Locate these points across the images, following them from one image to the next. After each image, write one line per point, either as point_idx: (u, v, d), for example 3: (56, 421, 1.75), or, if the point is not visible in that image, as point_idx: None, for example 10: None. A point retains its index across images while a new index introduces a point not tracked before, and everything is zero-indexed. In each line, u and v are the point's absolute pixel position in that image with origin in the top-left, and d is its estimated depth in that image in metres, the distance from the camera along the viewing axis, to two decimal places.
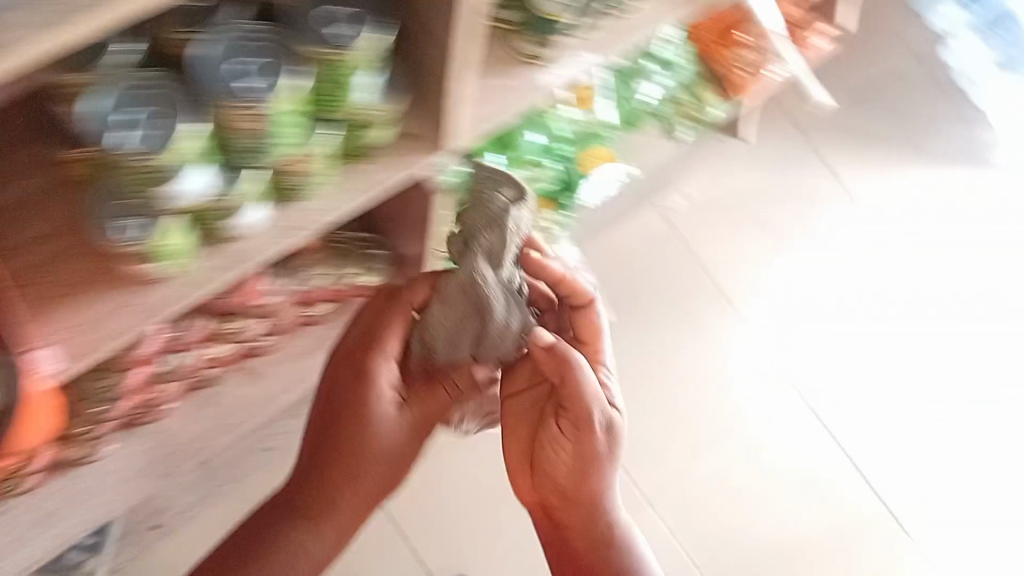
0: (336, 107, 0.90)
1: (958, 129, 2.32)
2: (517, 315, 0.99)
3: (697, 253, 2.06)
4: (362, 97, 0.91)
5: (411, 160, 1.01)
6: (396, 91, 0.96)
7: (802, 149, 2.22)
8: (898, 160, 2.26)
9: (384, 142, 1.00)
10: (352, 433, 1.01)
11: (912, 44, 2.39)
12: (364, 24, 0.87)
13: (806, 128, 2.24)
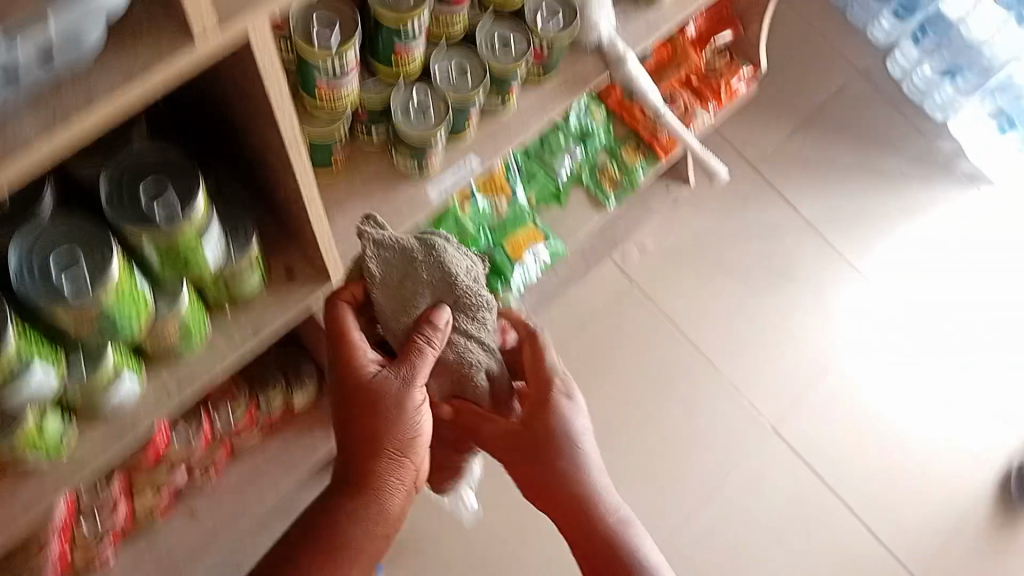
0: (184, 268, 0.74)
1: (916, 142, 2.11)
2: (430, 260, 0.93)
3: (665, 312, 1.87)
4: (206, 258, 0.78)
5: (293, 294, 0.93)
6: (248, 230, 0.84)
7: (755, 186, 2.02)
8: (860, 180, 2.07)
9: (252, 285, 0.89)
10: (376, 392, 0.85)
11: (854, 60, 2.16)
12: (174, 183, 0.70)
13: (757, 160, 2.04)
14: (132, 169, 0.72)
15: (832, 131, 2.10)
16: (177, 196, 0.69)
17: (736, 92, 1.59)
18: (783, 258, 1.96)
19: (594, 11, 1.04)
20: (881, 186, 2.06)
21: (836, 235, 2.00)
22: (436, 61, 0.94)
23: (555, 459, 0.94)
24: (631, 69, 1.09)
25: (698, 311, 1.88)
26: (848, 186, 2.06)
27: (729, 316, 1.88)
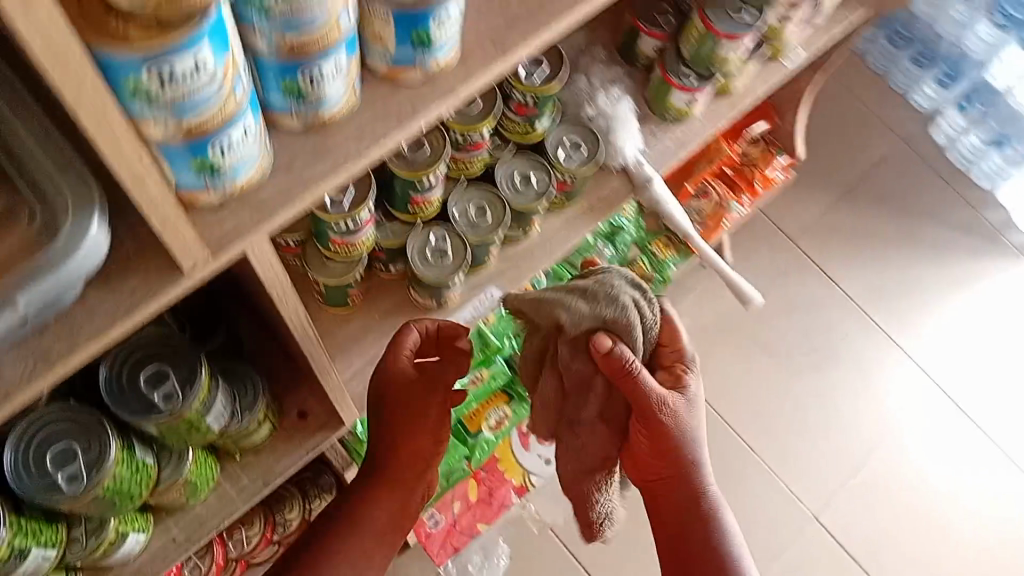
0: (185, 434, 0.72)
1: (963, 212, 1.89)
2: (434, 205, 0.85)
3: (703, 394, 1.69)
4: (212, 427, 0.75)
5: (306, 439, 0.90)
6: (255, 387, 0.81)
7: (793, 262, 1.81)
8: (897, 260, 1.84)
9: (262, 435, 0.86)
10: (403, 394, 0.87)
11: (898, 126, 1.93)
12: (177, 373, 0.68)
13: (796, 234, 1.83)
14: (136, 345, 0.68)
15: (879, 202, 1.88)
16: (177, 392, 0.67)
17: (772, 181, 1.55)
18: (824, 341, 1.77)
19: (618, 135, 1.01)
20: (925, 262, 1.85)
21: (884, 315, 1.80)
22: (453, 202, 0.91)
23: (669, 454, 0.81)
24: (659, 191, 1.06)
25: (734, 396, 1.71)
26: (895, 262, 1.84)
27: (772, 404, 1.71)
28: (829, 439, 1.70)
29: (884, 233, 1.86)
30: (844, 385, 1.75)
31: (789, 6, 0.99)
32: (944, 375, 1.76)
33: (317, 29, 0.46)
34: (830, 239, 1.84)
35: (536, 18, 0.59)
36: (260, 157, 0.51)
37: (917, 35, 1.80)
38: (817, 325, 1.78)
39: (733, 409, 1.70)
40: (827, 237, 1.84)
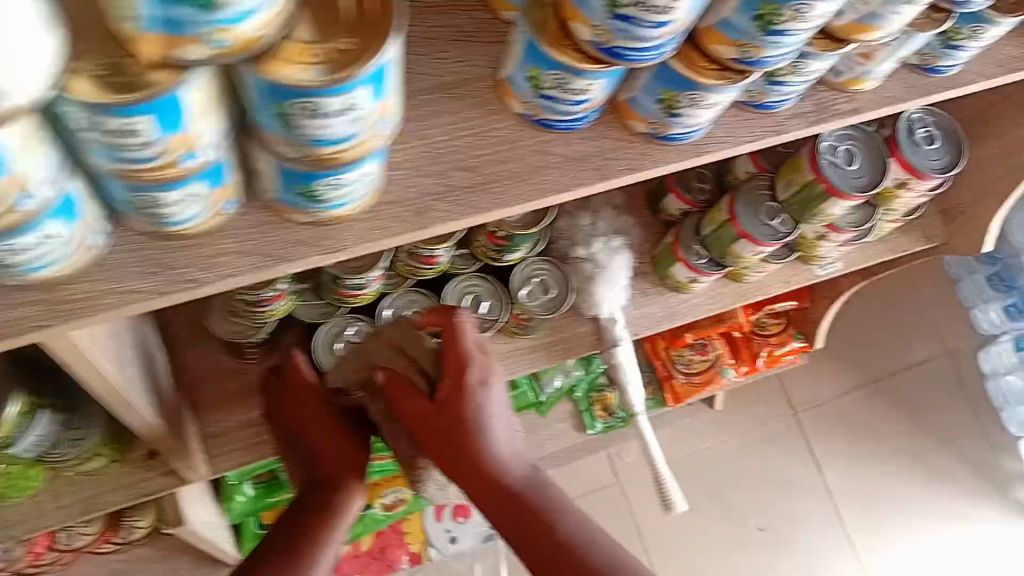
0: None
1: (978, 448, 1.64)
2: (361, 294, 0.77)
3: (639, 527, 1.49)
4: (21, 454, 0.68)
5: (148, 481, 0.82)
6: (94, 419, 0.72)
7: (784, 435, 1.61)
8: (889, 471, 1.61)
9: (95, 464, 0.78)
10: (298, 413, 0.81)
11: (948, 335, 1.70)
12: None
13: (799, 405, 1.62)
14: None
15: (900, 407, 1.65)
16: None
17: (779, 360, 1.43)
18: (783, 522, 1.55)
19: (597, 288, 0.91)
20: (916, 483, 1.61)
21: (858, 524, 1.56)
22: (390, 300, 0.84)
23: (454, 447, 0.69)
24: (622, 357, 0.96)
25: (672, 545, 1.50)
26: (889, 476, 1.61)
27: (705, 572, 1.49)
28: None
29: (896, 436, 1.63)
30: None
31: (826, 225, 0.90)
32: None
33: (147, 164, 0.38)
34: (837, 420, 1.63)
35: (473, 197, 0.52)
36: (76, 256, 0.44)
37: (999, 258, 1.52)
38: (785, 502, 1.56)
39: (669, 559, 1.49)
40: (834, 415, 1.63)
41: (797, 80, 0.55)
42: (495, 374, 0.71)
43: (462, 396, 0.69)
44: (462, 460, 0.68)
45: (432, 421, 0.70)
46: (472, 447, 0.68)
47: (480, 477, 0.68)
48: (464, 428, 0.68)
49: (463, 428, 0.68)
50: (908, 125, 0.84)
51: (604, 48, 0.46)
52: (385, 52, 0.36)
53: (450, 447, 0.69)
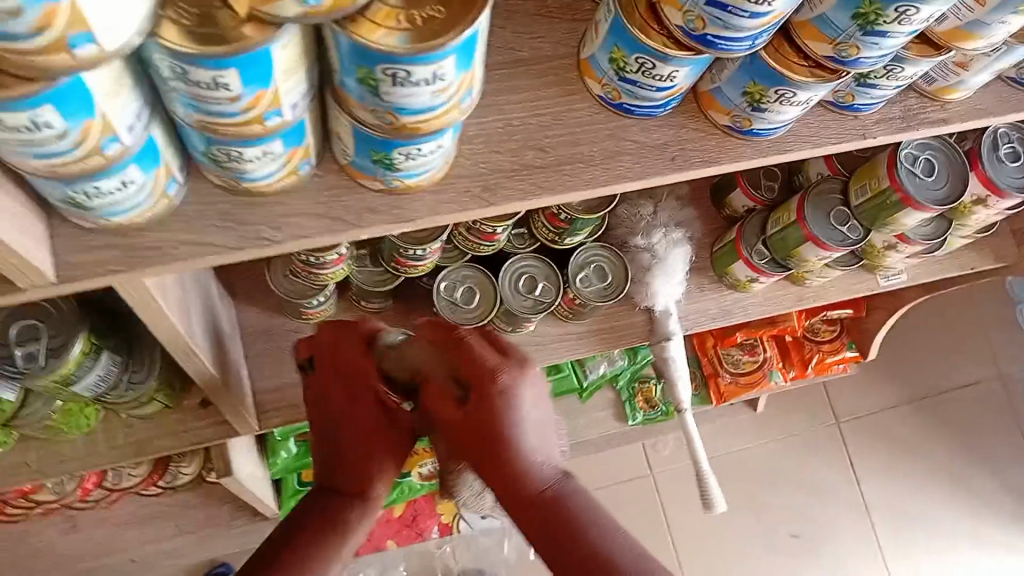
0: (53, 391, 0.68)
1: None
2: (425, 260, 0.77)
3: (670, 521, 1.48)
4: (82, 393, 0.70)
5: (195, 430, 0.83)
6: (153, 365, 0.74)
7: (827, 444, 1.57)
8: (932, 490, 1.57)
9: (150, 409, 0.80)
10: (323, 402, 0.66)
11: (1005, 358, 1.65)
12: (56, 343, 0.64)
13: (842, 415, 1.59)
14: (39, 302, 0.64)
15: (949, 427, 1.61)
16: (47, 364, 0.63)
17: (828, 368, 1.40)
18: (815, 530, 1.52)
19: (653, 280, 0.90)
20: (957, 505, 1.57)
21: (894, 541, 1.53)
22: (445, 274, 0.84)
23: (483, 453, 0.56)
24: (672, 351, 0.95)
25: (701, 542, 1.49)
26: (930, 495, 1.57)
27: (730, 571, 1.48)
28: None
29: (941, 454, 1.59)
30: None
31: (895, 236, 0.87)
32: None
33: (231, 119, 0.38)
34: (881, 433, 1.59)
35: (544, 177, 0.51)
36: (153, 203, 0.44)
37: None
38: (820, 510, 1.53)
39: (697, 555, 1.48)
40: (878, 428, 1.59)
41: (888, 85, 0.53)
42: (528, 372, 0.58)
43: (488, 402, 0.56)
44: (487, 467, 0.57)
45: (460, 427, 0.57)
46: (504, 456, 0.56)
47: (509, 484, 0.56)
48: (493, 436, 0.56)
49: (491, 435, 0.56)
50: (993, 140, 0.81)
51: (694, 34, 0.45)
52: (477, 22, 0.35)
53: (474, 454, 0.57)
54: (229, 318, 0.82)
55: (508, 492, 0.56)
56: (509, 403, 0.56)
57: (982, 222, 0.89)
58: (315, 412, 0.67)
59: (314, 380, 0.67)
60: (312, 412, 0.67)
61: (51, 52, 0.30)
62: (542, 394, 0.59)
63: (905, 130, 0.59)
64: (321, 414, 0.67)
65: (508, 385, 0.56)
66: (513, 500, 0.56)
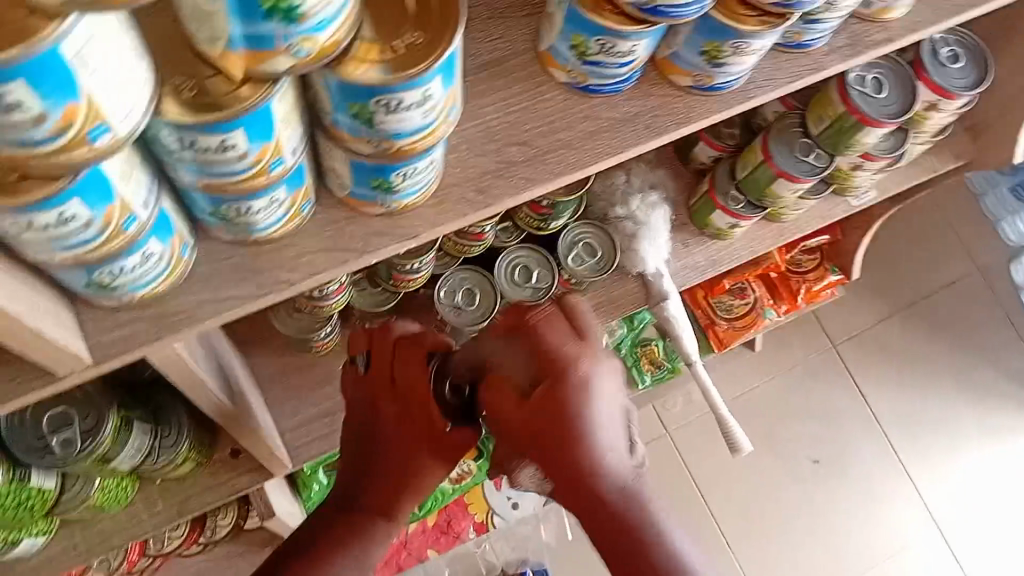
0: (91, 472, 0.69)
1: (1022, 359, 1.65)
2: (421, 272, 0.78)
3: (694, 473, 1.52)
4: (119, 467, 0.71)
5: (232, 480, 0.85)
6: (181, 426, 0.75)
7: (830, 367, 1.61)
8: (936, 389, 1.63)
9: (185, 470, 0.81)
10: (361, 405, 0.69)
11: (980, 252, 1.70)
12: (85, 425, 0.64)
13: (838, 336, 1.63)
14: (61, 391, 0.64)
15: (940, 328, 1.66)
16: (81, 447, 0.64)
17: (817, 296, 1.44)
18: (833, 451, 1.57)
19: (640, 245, 0.93)
20: (962, 400, 1.62)
21: (908, 446, 1.58)
22: (443, 281, 0.85)
23: (554, 452, 0.55)
24: (673, 310, 0.96)
25: (728, 486, 1.53)
26: (935, 396, 1.62)
27: (760, 507, 1.52)
28: (823, 562, 1.51)
29: (938, 354, 1.65)
30: (845, 507, 1.54)
31: (859, 156, 0.90)
32: (952, 525, 1.54)
33: (239, 176, 0.40)
34: (878, 345, 1.64)
35: (532, 170, 0.53)
36: (172, 270, 0.46)
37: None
38: (834, 431, 1.58)
39: (726, 499, 1.52)
40: (875, 341, 1.64)
41: (832, 21, 0.56)
42: (604, 365, 0.57)
43: (560, 393, 0.55)
44: (562, 465, 0.55)
45: (525, 424, 0.56)
46: (581, 454, 0.55)
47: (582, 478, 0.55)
48: (568, 434, 0.54)
49: (565, 434, 0.55)
50: (933, 48, 0.85)
51: (646, 8, 0.47)
52: (454, 40, 0.37)
53: (547, 455, 0.56)
54: (244, 366, 0.83)
55: (586, 496, 0.56)
56: (585, 399, 0.55)
57: (937, 127, 0.93)
58: (361, 422, 0.69)
59: (367, 385, 0.69)
60: (350, 415, 0.71)
61: (72, 147, 0.32)
62: (615, 389, 0.58)
63: (855, 56, 0.61)
64: (368, 424, 0.68)
65: (584, 379, 0.55)
66: (587, 496, 0.56)
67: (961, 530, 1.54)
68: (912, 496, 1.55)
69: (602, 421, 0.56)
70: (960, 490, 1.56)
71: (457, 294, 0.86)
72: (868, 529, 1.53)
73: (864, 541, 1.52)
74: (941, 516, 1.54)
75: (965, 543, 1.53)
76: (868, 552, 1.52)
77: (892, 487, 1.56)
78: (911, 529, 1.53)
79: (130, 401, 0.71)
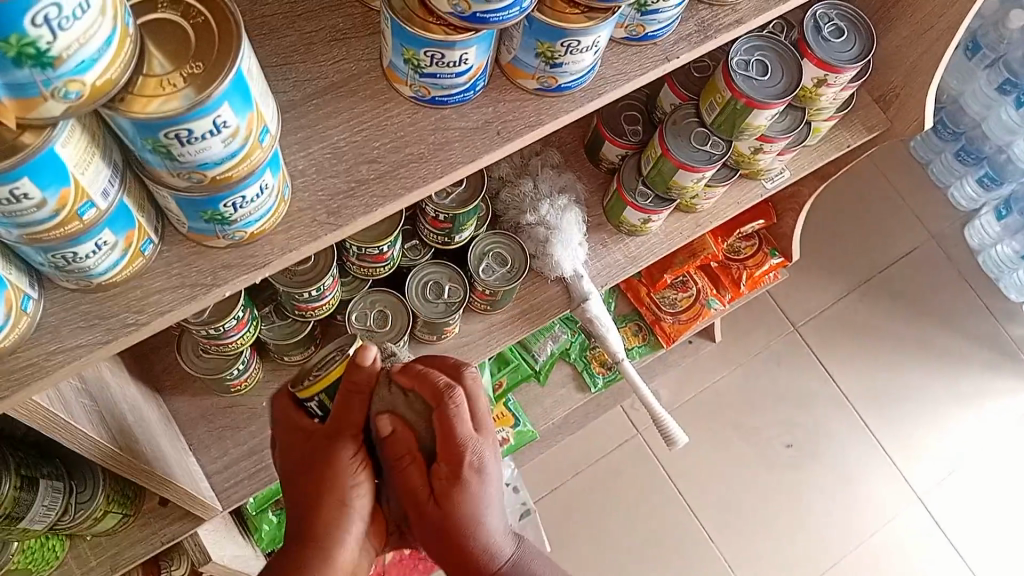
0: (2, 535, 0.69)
1: (979, 322, 1.66)
2: (321, 301, 0.78)
3: (666, 469, 1.51)
4: (32, 528, 0.70)
5: (163, 529, 0.84)
6: (96, 480, 0.75)
7: (791, 350, 1.61)
8: (898, 361, 1.63)
9: (111, 523, 0.80)
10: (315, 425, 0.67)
11: (928, 220, 1.71)
12: None
13: (797, 319, 1.63)
14: None
15: (894, 299, 1.66)
16: None
17: (761, 280, 1.43)
18: (805, 434, 1.56)
19: (553, 249, 0.93)
20: (924, 369, 1.63)
21: (876, 420, 1.58)
22: (352, 306, 0.86)
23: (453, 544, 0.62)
24: (594, 309, 0.98)
25: (703, 480, 1.52)
26: (901, 369, 1.62)
27: (741, 499, 1.52)
28: (807, 545, 1.50)
29: (897, 325, 1.65)
30: (824, 488, 1.53)
31: (757, 138, 0.91)
32: (926, 493, 1.54)
33: (48, 223, 0.40)
34: (836, 323, 1.64)
35: (383, 187, 0.54)
36: (14, 324, 0.45)
37: None
38: (801, 413, 1.58)
39: (701, 492, 1.51)
40: (833, 319, 1.64)
41: (667, 9, 0.57)
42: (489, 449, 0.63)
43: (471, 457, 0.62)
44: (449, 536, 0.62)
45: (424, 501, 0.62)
46: (455, 531, 0.62)
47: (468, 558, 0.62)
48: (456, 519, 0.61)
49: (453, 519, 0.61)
50: (815, 24, 0.86)
51: (465, 16, 0.47)
52: (237, 63, 0.38)
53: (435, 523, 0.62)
54: (162, 413, 0.83)
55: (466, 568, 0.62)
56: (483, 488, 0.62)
57: (833, 103, 0.94)
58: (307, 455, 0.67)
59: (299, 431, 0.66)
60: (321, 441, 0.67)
61: None
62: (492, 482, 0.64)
63: (708, 39, 0.62)
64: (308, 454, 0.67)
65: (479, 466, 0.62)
66: None
67: (935, 498, 1.54)
68: (884, 469, 1.55)
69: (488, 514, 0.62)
70: (930, 458, 1.56)
71: (369, 316, 0.86)
72: (843, 507, 1.52)
73: (842, 519, 1.52)
74: (919, 488, 1.54)
75: (948, 513, 1.53)
76: (849, 530, 1.51)
77: (865, 464, 1.55)
78: (891, 504, 1.53)
79: (34, 461, 0.70)
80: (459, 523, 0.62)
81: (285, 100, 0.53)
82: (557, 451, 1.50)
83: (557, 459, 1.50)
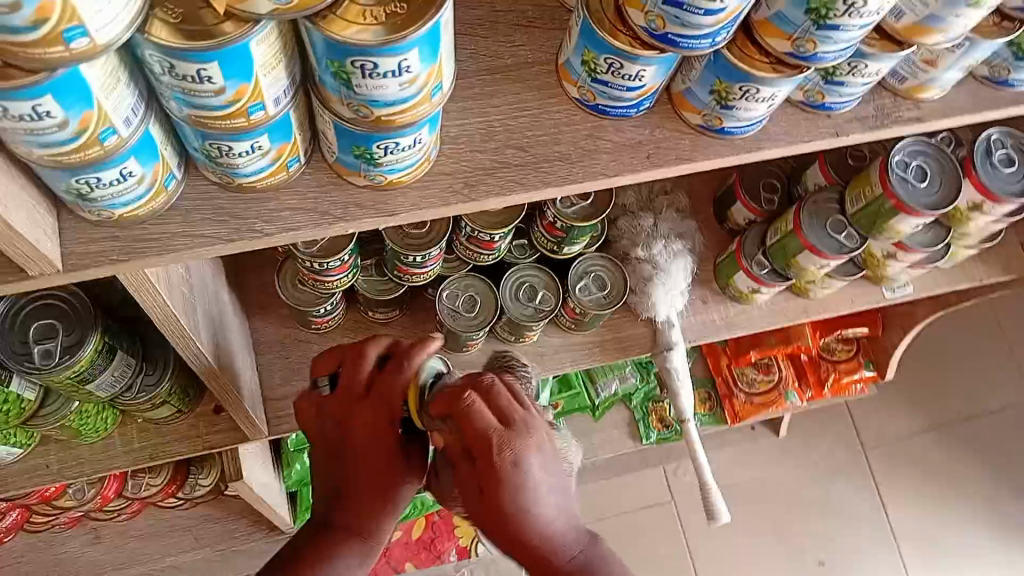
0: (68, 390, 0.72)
1: None
2: (422, 270, 0.80)
3: (690, 544, 1.47)
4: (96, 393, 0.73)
5: (209, 435, 0.86)
6: (166, 368, 0.78)
7: (851, 466, 1.54)
8: (962, 513, 1.53)
9: (165, 413, 0.83)
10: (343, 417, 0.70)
11: None
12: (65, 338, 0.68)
13: (868, 439, 1.56)
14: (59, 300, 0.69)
15: (976, 450, 1.57)
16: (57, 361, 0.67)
17: (846, 389, 1.38)
18: (841, 556, 1.49)
19: (653, 290, 0.92)
20: (988, 529, 1.52)
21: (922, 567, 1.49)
22: (448, 283, 0.87)
23: (495, 530, 0.60)
24: (674, 361, 0.96)
25: (725, 567, 1.46)
26: (961, 523, 1.52)
27: None
28: None
29: (972, 476, 1.55)
30: None
31: (893, 244, 0.88)
32: None
33: (218, 112, 0.41)
34: (908, 455, 1.56)
35: (524, 174, 0.54)
36: (154, 196, 0.48)
37: None
38: (843, 534, 1.50)
39: None
40: (904, 450, 1.56)
41: (853, 84, 0.55)
42: (534, 444, 0.59)
43: (503, 470, 0.57)
44: (496, 532, 0.60)
45: (472, 495, 0.60)
46: (514, 537, 0.59)
47: (516, 550, 0.60)
48: (496, 518, 0.59)
49: (494, 517, 0.59)
50: (987, 146, 0.82)
51: (657, 34, 0.47)
52: (436, 15, 0.38)
53: (482, 512, 0.60)
54: (244, 328, 0.86)
55: (523, 554, 0.60)
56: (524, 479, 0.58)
57: (980, 232, 0.90)
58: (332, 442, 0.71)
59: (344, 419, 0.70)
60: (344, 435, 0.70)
61: (49, 43, 0.34)
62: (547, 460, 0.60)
63: (880, 125, 0.60)
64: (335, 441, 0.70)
65: (516, 457, 0.58)
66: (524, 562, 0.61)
67: None
68: None
69: (536, 504, 0.59)
70: None
71: (459, 297, 0.87)
72: None
73: None
74: None
75: None
76: None
77: None
78: None
79: (119, 332, 0.73)
80: (518, 538, 0.60)
81: (458, 69, 0.55)
82: (588, 489, 1.47)
83: (585, 498, 1.46)
